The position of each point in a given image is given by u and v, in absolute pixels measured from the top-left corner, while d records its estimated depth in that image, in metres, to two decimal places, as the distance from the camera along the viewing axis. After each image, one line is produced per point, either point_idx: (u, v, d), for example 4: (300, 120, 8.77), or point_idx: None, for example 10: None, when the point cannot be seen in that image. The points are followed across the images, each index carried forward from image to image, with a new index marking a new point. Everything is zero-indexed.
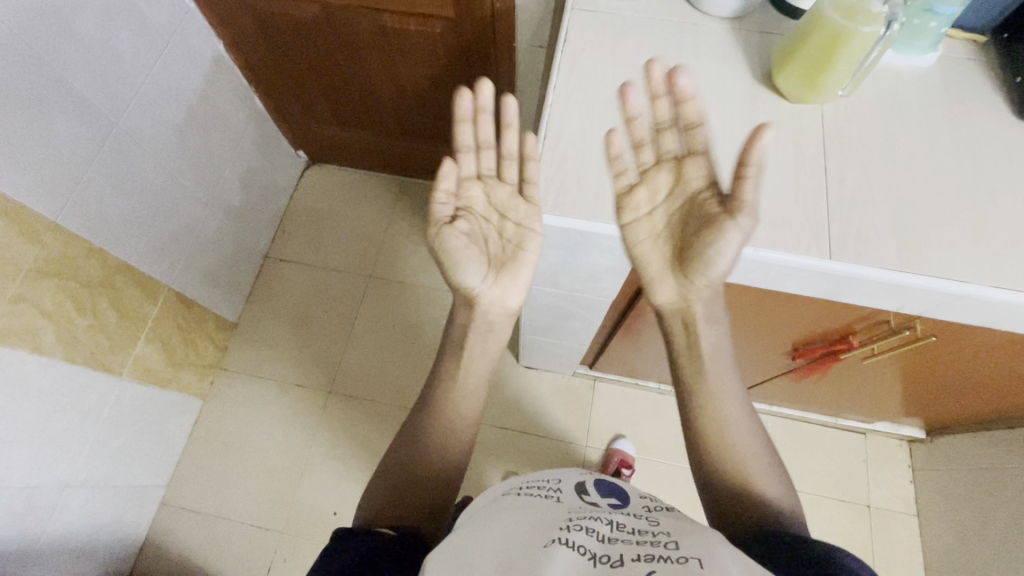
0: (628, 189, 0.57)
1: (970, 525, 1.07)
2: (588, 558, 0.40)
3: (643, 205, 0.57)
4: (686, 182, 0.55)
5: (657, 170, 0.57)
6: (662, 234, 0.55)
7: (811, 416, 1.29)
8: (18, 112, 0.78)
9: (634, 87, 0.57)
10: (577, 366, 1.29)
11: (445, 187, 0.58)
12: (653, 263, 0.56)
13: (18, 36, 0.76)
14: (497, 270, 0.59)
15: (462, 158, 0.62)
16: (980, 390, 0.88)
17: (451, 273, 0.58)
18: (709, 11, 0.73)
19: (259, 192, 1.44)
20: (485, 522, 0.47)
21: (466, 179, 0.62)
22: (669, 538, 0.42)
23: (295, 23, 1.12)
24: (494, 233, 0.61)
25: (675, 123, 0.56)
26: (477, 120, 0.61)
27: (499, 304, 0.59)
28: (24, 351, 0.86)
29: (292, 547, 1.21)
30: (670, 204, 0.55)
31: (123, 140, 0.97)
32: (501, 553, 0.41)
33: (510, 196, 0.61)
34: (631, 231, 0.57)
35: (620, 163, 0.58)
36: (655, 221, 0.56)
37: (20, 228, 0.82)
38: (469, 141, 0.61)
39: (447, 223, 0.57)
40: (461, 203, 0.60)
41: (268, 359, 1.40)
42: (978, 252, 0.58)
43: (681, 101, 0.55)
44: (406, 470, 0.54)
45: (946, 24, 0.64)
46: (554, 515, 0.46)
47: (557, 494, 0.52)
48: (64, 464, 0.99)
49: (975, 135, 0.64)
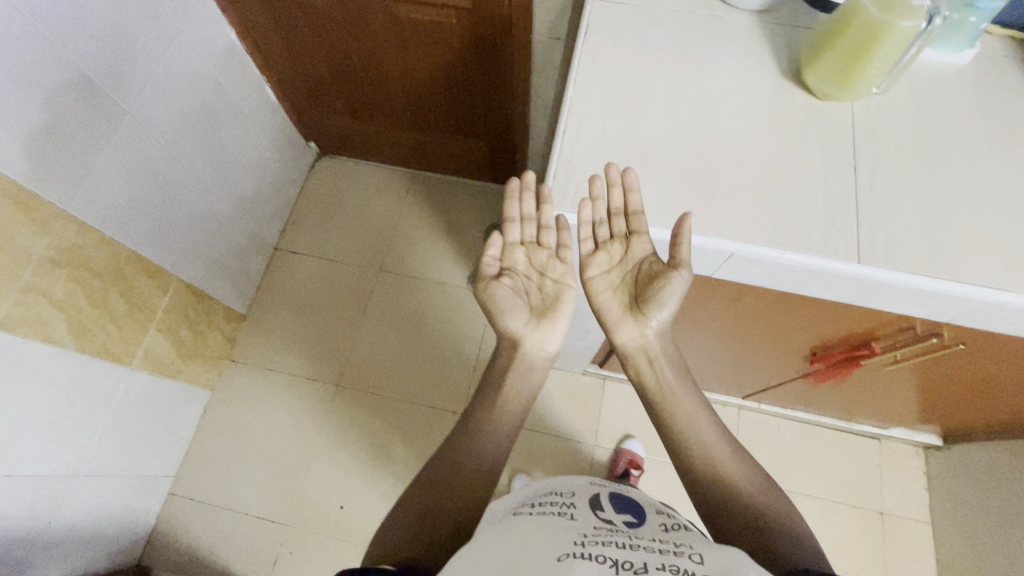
0: (589, 255, 0.62)
1: (987, 535, 1.05)
2: (611, 566, 0.40)
3: (601, 265, 0.61)
4: (636, 256, 0.60)
5: (610, 239, 0.61)
6: (620, 289, 0.61)
7: (825, 420, 1.26)
8: (30, 100, 0.77)
9: (600, 179, 0.60)
10: (588, 365, 1.28)
11: (492, 252, 0.64)
12: (612, 311, 0.61)
13: (30, 21, 0.75)
14: (538, 318, 0.63)
15: (507, 228, 0.65)
16: (1005, 400, 0.86)
17: (497, 319, 0.62)
18: (736, 3, 0.71)
19: (270, 183, 1.43)
20: (501, 532, 0.46)
21: (510, 244, 0.65)
22: (691, 551, 0.42)
23: (309, 12, 1.10)
24: (535, 288, 0.64)
25: (626, 207, 0.60)
26: (523, 196, 0.65)
27: (539, 349, 0.62)
28: (34, 341, 0.85)
29: (298, 540, 1.21)
30: (622, 265, 0.61)
31: (135, 129, 0.96)
32: (521, 558, 0.41)
33: (549, 258, 0.64)
34: (592, 285, 0.62)
35: (584, 230, 0.61)
36: (612, 276, 0.62)
37: (32, 217, 0.81)
38: (515, 214, 0.65)
39: (493, 280, 0.63)
40: (507, 266, 0.64)
41: (276, 351, 1.39)
42: (1015, 260, 0.56)
43: (627, 192, 0.59)
44: (452, 467, 0.55)
45: (986, 20, 0.61)
46: (572, 530, 0.45)
47: (571, 509, 0.51)
48: (74, 453, 0.99)
49: (1014, 135, 0.62)
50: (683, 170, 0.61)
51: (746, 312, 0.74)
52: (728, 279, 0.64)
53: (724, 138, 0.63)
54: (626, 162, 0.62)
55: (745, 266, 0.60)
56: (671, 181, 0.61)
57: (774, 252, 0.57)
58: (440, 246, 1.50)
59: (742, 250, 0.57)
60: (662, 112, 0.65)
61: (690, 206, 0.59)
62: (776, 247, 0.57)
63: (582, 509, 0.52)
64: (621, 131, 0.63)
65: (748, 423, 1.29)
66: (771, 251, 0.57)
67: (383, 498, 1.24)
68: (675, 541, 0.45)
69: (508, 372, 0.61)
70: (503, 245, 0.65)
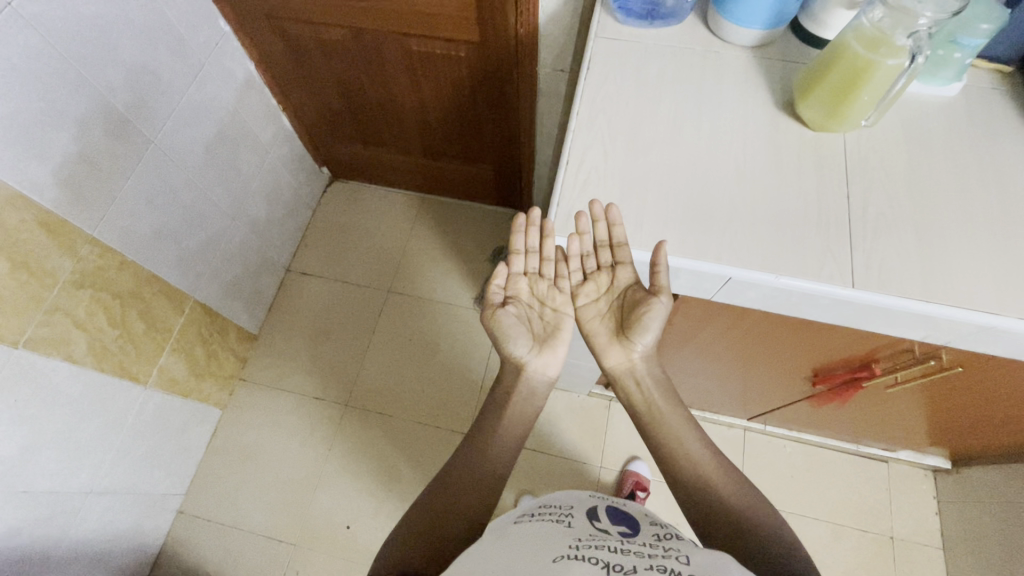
0: (578, 286, 0.67)
1: (998, 561, 1.04)
2: (602, 567, 0.42)
3: (590, 294, 0.67)
4: (621, 285, 0.65)
5: (597, 270, 0.66)
6: (607, 317, 0.66)
7: (832, 442, 1.26)
8: (63, 131, 0.82)
9: (584, 214, 0.63)
10: (593, 386, 1.29)
11: (498, 281, 0.67)
12: (601, 337, 0.66)
13: (65, 59, 0.80)
14: (540, 345, 0.65)
15: (513, 260, 0.68)
16: (1008, 422, 0.86)
17: (502, 345, 0.64)
18: (730, 40, 0.75)
19: (284, 206, 1.47)
20: (500, 540, 0.48)
21: (514, 274, 0.68)
22: (679, 553, 0.44)
23: (324, 46, 1.15)
24: (536, 316, 0.67)
25: (610, 238, 0.62)
26: (529, 231, 0.69)
27: (540, 373, 0.65)
28: (56, 360, 0.88)
29: (305, 560, 1.21)
30: (609, 294, 0.66)
31: (158, 157, 1.01)
32: (519, 565, 0.43)
33: (550, 288, 0.68)
34: (582, 314, 0.67)
35: (573, 262, 0.67)
36: (600, 304, 0.66)
37: (60, 241, 0.85)
38: (521, 247, 0.69)
39: (498, 307, 0.66)
40: (511, 295, 0.68)
41: (286, 371, 1.42)
42: (1006, 284, 0.58)
43: (611, 227, 0.62)
44: (461, 466, 0.58)
45: (971, 55, 0.64)
46: (566, 538, 0.47)
47: (568, 519, 0.53)
48: (88, 470, 1.01)
49: (1002, 164, 0.64)
50: (681, 198, 0.64)
51: (746, 334, 0.76)
52: (727, 302, 0.66)
53: (721, 168, 0.65)
54: (626, 191, 0.64)
55: (743, 290, 0.62)
56: (670, 208, 0.63)
57: (770, 277, 0.59)
58: (448, 268, 1.53)
59: (740, 275, 0.60)
60: (661, 142, 0.68)
61: (689, 232, 0.62)
62: (772, 272, 0.59)
63: (578, 519, 0.53)
64: (623, 160, 0.67)
65: (754, 445, 1.29)
66: (768, 275, 0.59)
67: (389, 518, 1.24)
68: (666, 546, 0.47)
69: (513, 393, 0.64)
70: (508, 276, 0.68)
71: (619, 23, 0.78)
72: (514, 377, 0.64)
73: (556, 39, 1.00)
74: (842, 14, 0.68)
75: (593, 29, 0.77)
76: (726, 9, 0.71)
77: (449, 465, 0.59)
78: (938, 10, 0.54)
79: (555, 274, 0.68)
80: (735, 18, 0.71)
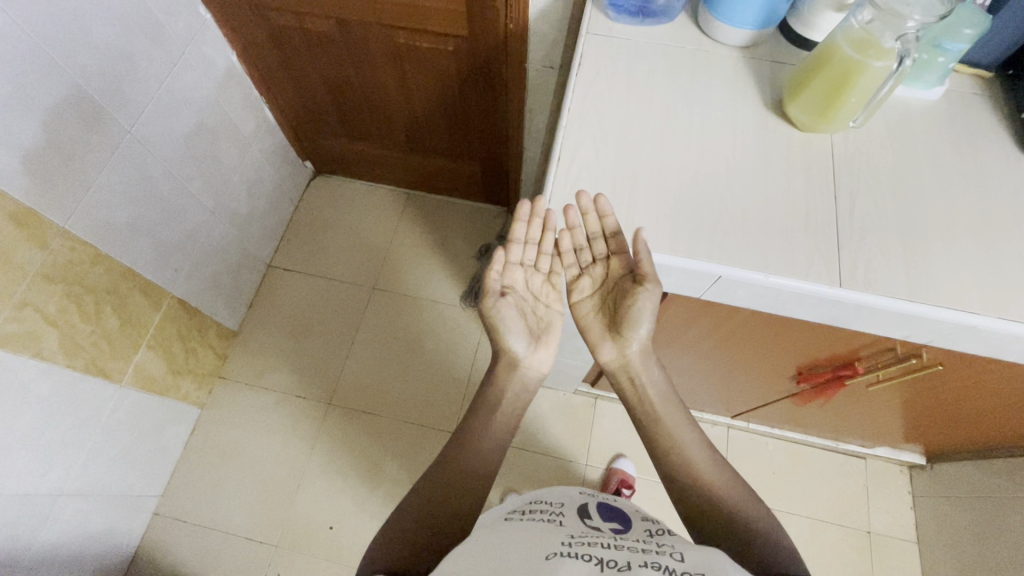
0: (574, 280, 0.67)
1: (971, 555, 1.07)
2: (596, 564, 0.41)
3: (585, 289, 0.66)
4: (615, 276, 0.65)
5: (592, 264, 0.66)
6: (602, 310, 0.66)
7: (813, 439, 1.29)
8: (33, 118, 0.79)
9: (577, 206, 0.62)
10: (579, 384, 1.29)
11: (495, 271, 0.66)
12: (596, 331, 0.66)
13: (37, 44, 0.77)
14: (535, 338, 0.65)
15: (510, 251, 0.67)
16: (981, 419, 0.89)
17: (499, 338, 0.64)
18: (720, 39, 0.75)
19: (265, 200, 1.44)
20: (492, 536, 0.48)
21: (511, 266, 0.67)
22: (673, 549, 0.44)
23: (309, 37, 1.13)
24: (531, 310, 0.67)
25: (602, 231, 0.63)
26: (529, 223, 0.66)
27: (535, 368, 0.65)
28: (24, 357, 0.85)
29: (287, 561, 1.19)
30: (604, 287, 0.66)
31: (133, 147, 0.98)
32: (512, 564, 0.42)
33: (545, 282, 0.68)
34: (577, 309, 0.67)
35: (568, 257, 0.67)
36: (595, 299, 0.66)
37: (29, 233, 0.82)
38: (519, 237, 0.67)
39: (496, 299, 0.65)
40: (506, 287, 0.66)
41: (267, 369, 1.39)
42: (986, 285, 0.59)
43: (602, 219, 0.62)
44: (460, 470, 0.57)
45: (954, 60, 0.66)
46: (558, 536, 0.46)
47: (560, 518, 0.52)
48: (60, 470, 0.97)
49: (983, 168, 0.66)
50: (672, 196, 0.64)
51: (734, 331, 0.76)
52: (716, 300, 0.66)
53: (711, 165, 0.66)
54: (617, 188, 0.64)
55: (733, 289, 0.62)
56: (661, 206, 0.63)
57: (759, 275, 0.59)
58: (434, 265, 1.52)
59: (729, 273, 0.60)
60: (652, 140, 0.68)
61: (679, 229, 0.62)
62: (761, 270, 0.59)
63: (570, 517, 0.53)
64: (614, 157, 0.66)
65: (737, 443, 1.30)
66: (757, 274, 0.59)
67: (373, 518, 1.23)
68: (659, 542, 0.47)
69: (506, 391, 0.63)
70: (504, 265, 0.67)
71: (611, 20, 0.77)
72: (506, 376, 0.64)
73: (545, 35, 0.99)
74: (832, 17, 0.69)
75: (584, 25, 0.77)
76: (719, 9, 0.72)
77: (437, 463, 0.58)
78: (926, 14, 0.55)
79: (551, 269, 0.68)
80: (728, 18, 0.72)
